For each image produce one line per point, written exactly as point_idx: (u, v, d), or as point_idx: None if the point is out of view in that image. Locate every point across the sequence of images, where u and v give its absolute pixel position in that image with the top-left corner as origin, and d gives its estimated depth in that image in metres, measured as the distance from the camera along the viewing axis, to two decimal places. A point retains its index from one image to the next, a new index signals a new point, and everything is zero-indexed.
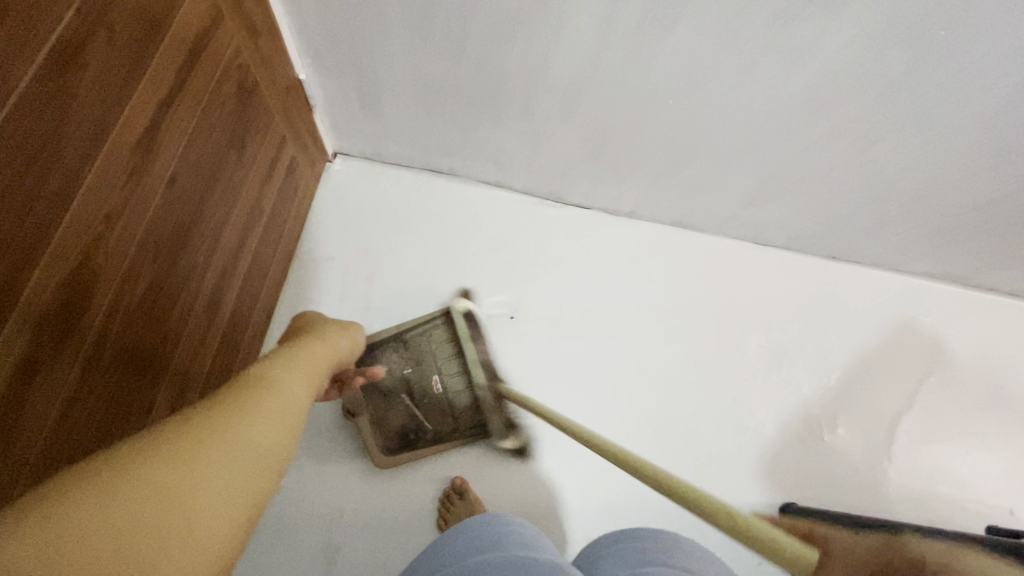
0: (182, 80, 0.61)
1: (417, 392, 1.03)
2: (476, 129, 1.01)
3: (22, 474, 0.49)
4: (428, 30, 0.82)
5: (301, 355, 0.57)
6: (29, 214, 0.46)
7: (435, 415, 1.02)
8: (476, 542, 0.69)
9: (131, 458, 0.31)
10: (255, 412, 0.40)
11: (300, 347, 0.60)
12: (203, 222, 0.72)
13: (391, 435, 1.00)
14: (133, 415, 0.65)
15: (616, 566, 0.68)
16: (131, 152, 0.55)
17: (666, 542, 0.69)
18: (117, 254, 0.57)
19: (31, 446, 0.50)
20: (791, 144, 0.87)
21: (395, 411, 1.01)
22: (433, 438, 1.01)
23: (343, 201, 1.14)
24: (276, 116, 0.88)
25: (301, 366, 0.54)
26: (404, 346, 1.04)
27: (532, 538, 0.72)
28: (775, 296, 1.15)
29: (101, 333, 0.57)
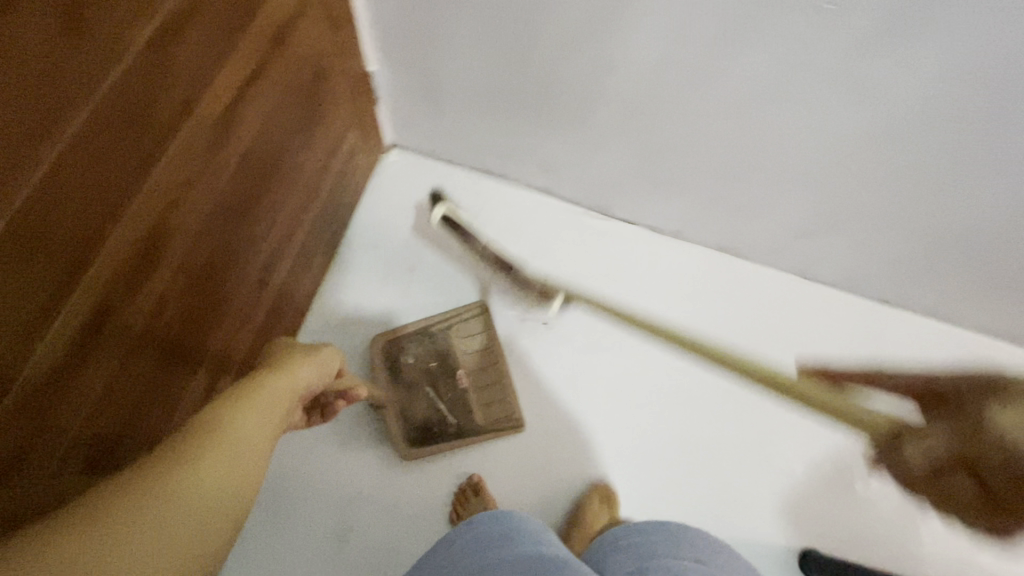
0: (264, 61, 0.65)
1: (441, 386, 1.05)
2: (532, 134, 1.03)
3: (72, 413, 0.55)
4: (499, 32, 0.84)
5: (267, 392, 0.62)
6: (117, 179, 0.50)
7: (459, 410, 1.04)
8: (487, 537, 0.70)
9: (64, 532, 0.38)
10: (192, 475, 0.46)
11: (270, 379, 0.64)
12: (266, 198, 0.76)
13: (415, 426, 1.03)
14: (177, 374, 0.71)
15: (624, 557, 0.70)
16: (212, 127, 0.59)
17: (673, 533, 0.72)
18: (186, 222, 0.61)
19: (84, 391, 0.56)
20: (853, 181, 0.84)
21: (419, 403, 1.04)
22: (456, 433, 1.03)
23: (395, 192, 1.17)
24: (343, 104, 0.91)
25: (264, 406, 0.59)
26: (430, 340, 1.07)
27: (538, 530, 0.73)
28: (820, 336, 1.11)
29: (160, 295, 0.62)
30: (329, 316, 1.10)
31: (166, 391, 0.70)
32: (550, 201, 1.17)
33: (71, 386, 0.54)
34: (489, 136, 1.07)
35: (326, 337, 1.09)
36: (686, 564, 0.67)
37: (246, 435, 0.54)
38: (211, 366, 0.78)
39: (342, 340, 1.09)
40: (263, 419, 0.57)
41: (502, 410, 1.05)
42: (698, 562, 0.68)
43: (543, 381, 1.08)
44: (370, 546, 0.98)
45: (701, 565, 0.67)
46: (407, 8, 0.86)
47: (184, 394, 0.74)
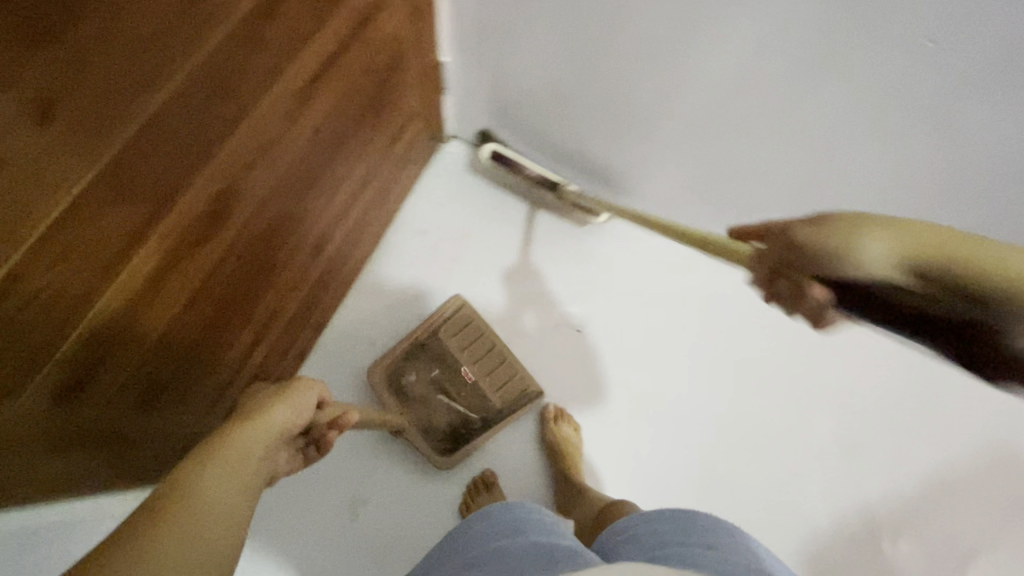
0: (348, 41, 0.67)
1: (451, 390, 1.06)
2: (593, 141, 1.02)
3: (111, 382, 0.55)
4: (577, 35, 0.83)
5: (245, 442, 0.51)
6: (204, 136, 0.51)
7: (476, 404, 1.06)
8: (498, 528, 0.71)
9: None
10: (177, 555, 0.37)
11: (247, 424, 0.53)
12: (330, 173, 0.79)
13: (441, 436, 1.04)
14: (217, 342, 0.72)
15: (632, 549, 0.69)
16: (292, 98, 0.61)
17: (682, 520, 0.69)
18: (254, 189, 0.63)
19: (129, 358, 0.56)
20: None
21: (438, 413, 1.05)
22: (484, 428, 1.05)
23: (448, 182, 1.19)
24: (413, 91, 0.93)
25: (241, 460, 0.48)
26: (425, 354, 1.07)
27: (548, 520, 0.72)
28: (862, 385, 1.07)
29: (217, 262, 0.63)
30: (369, 295, 1.12)
31: (214, 346, 0.72)
32: None
33: (118, 352, 0.54)
34: (548, 139, 1.07)
35: (364, 315, 1.11)
36: (696, 550, 0.65)
37: (224, 494, 0.43)
38: (256, 326, 0.81)
39: (379, 320, 1.11)
40: (243, 477, 0.47)
41: (520, 382, 1.08)
42: (710, 548, 0.65)
43: (574, 388, 1.10)
44: (383, 524, 1.01)
45: (714, 551, 0.64)
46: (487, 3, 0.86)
47: (230, 352, 0.76)
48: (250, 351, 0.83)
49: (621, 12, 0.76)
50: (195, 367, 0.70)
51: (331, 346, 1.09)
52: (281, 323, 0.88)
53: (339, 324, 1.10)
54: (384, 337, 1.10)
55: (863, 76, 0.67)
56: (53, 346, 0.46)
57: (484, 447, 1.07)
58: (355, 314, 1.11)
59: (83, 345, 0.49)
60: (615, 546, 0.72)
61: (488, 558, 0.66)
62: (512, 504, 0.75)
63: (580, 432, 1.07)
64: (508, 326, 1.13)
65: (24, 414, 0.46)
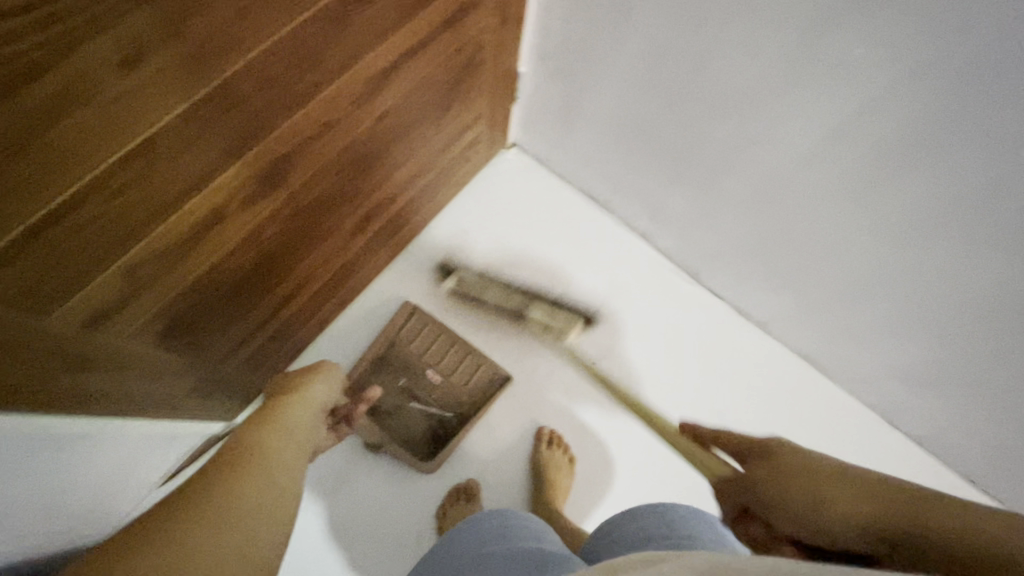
0: (434, 37, 0.68)
1: (419, 393, 1.07)
2: (655, 177, 1.01)
3: (137, 318, 0.57)
4: (658, 71, 0.82)
5: (295, 415, 0.67)
6: (277, 102, 0.53)
7: (448, 402, 1.07)
8: (483, 537, 0.72)
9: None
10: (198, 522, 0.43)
11: (289, 406, 0.68)
12: (389, 158, 0.80)
13: (422, 440, 1.05)
14: (244, 298, 0.74)
15: (619, 547, 0.74)
16: (368, 80, 0.63)
17: (663, 516, 0.75)
18: (314, 159, 0.64)
19: (158, 298, 0.58)
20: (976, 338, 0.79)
21: (413, 419, 1.06)
22: (461, 423, 1.06)
23: (500, 188, 1.20)
24: (486, 95, 0.95)
25: (298, 429, 0.65)
26: (387, 364, 1.07)
27: (537, 526, 0.74)
28: None
29: (263, 221, 0.65)
30: (400, 281, 1.13)
31: (245, 298, 0.74)
32: (643, 247, 1.18)
33: (145, 292, 0.56)
34: (612, 165, 1.07)
35: (389, 299, 1.12)
36: (680, 541, 0.70)
37: (283, 452, 0.59)
38: (288, 288, 0.83)
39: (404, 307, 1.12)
40: (301, 442, 0.63)
41: (486, 371, 1.09)
42: (688, 537, 0.71)
43: (582, 417, 1.10)
44: (367, 505, 1.02)
45: (695, 539, 0.70)
46: (577, 22, 0.87)
47: (259, 306, 0.79)
48: (278, 310, 0.85)
49: (712, 56, 0.74)
50: (223, 314, 0.72)
51: (351, 321, 1.10)
52: (311, 290, 0.90)
53: (363, 302, 1.11)
54: None
55: (955, 162, 0.64)
56: (99, 268, 0.48)
57: (477, 454, 1.07)
58: (381, 296, 1.12)
59: (126, 273, 0.51)
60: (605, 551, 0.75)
61: (473, 566, 0.67)
62: (504, 509, 0.78)
63: (570, 466, 1.05)
64: (526, 341, 1.13)
65: (58, 326, 0.48)
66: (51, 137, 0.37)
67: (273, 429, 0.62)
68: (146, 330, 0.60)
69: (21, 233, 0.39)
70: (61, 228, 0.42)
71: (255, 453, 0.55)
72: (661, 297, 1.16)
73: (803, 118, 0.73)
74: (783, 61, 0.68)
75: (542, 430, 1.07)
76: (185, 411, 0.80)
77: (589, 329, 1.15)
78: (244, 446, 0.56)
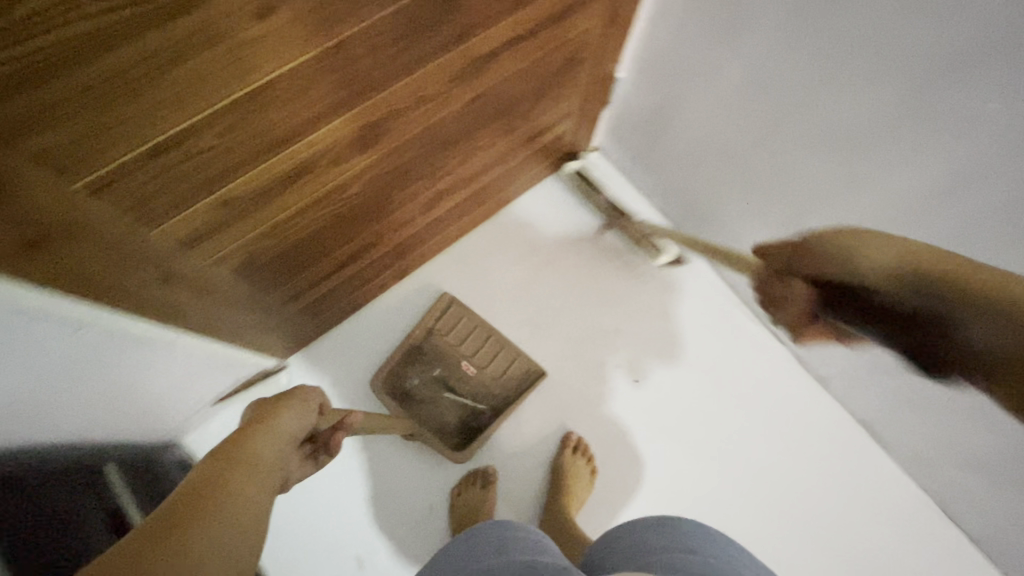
0: (541, 29, 0.70)
1: (454, 384, 1.08)
2: (737, 204, 0.98)
3: (224, 246, 0.62)
4: (769, 91, 0.80)
5: (263, 452, 0.56)
6: (383, 69, 0.55)
7: (481, 395, 1.08)
8: (487, 549, 0.74)
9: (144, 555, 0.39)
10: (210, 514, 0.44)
11: (266, 431, 0.59)
12: (475, 139, 0.83)
13: (454, 431, 1.07)
14: (318, 247, 0.78)
15: (618, 558, 0.74)
16: (470, 62, 0.64)
17: (664, 530, 0.75)
18: (407, 128, 0.67)
19: (245, 232, 0.63)
20: None
21: (446, 409, 1.07)
22: (494, 416, 1.07)
23: (559, 201, 1.19)
24: (579, 93, 0.94)
25: (262, 466, 0.54)
26: (424, 354, 1.09)
27: (535, 536, 0.76)
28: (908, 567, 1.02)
29: (349, 179, 0.69)
30: (461, 262, 1.16)
31: (317, 248, 0.78)
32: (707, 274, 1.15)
33: (235, 224, 0.60)
34: (693, 184, 1.05)
35: (448, 276, 1.15)
36: (678, 554, 0.70)
37: (244, 496, 0.49)
38: (358, 246, 0.87)
39: (460, 286, 1.14)
40: (264, 479, 0.53)
41: (521, 365, 1.09)
42: (693, 551, 0.70)
43: (612, 432, 1.09)
44: (389, 468, 1.05)
45: (697, 555, 0.70)
46: (690, 33, 0.85)
47: (329, 258, 0.83)
48: (343, 266, 0.90)
49: (837, 80, 0.72)
50: (294, 260, 0.77)
51: (407, 291, 1.13)
52: (378, 252, 0.94)
53: (423, 274, 1.15)
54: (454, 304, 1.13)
55: None
56: (199, 194, 0.52)
57: (501, 445, 1.08)
58: (440, 273, 1.15)
59: (220, 203, 0.56)
60: (601, 565, 0.76)
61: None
62: (501, 520, 0.79)
63: (591, 477, 1.03)
64: (571, 346, 1.12)
65: (155, 238, 0.53)
66: (187, 66, 0.41)
67: (229, 472, 0.50)
68: (229, 258, 0.65)
69: (144, 150, 0.44)
70: (176, 150, 0.46)
71: (212, 499, 0.46)
72: (719, 331, 1.13)
73: (928, 161, 0.69)
74: (919, 95, 0.65)
75: (569, 436, 1.06)
76: (245, 341, 0.86)
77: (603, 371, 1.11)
78: (195, 494, 0.46)
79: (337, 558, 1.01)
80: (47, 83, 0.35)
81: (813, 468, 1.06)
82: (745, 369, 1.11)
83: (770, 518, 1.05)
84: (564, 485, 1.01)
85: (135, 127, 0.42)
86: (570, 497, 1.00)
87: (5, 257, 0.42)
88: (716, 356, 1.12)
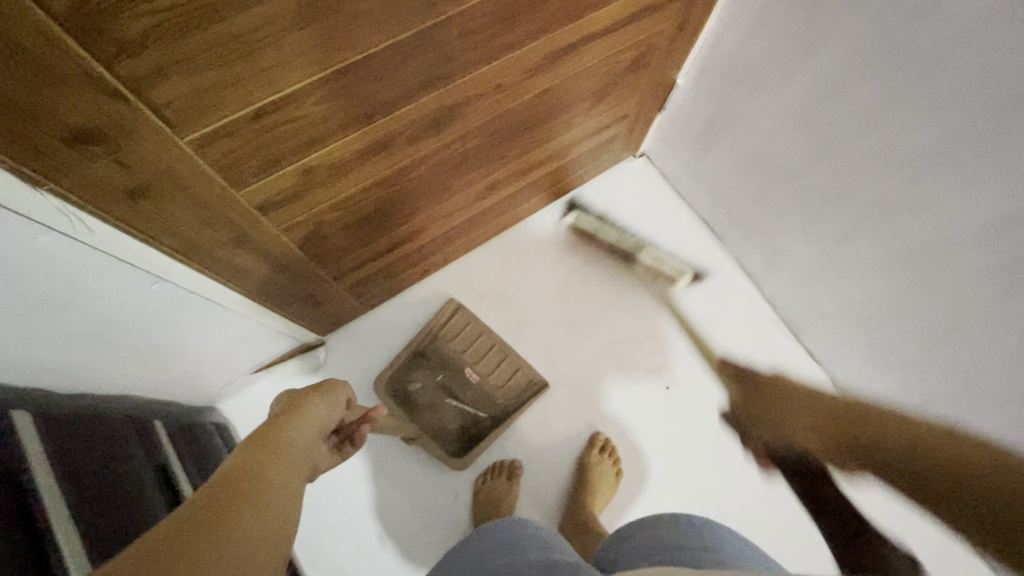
0: (616, 30, 0.71)
1: (456, 391, 1.08)
2: (788, 219, 0.98)
3: (301, 213, 0.64)
4: (822, 110, 0.82)
5: (291, 446, 0.54)
6: (469, 55, 0.57)
7: (483, 403, 1.08)
8: (494, 549, 0.74)
9: (190, 530, 0.38)
10: (247, 502, 0.43)
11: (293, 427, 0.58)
12: (536, 134, 0.84)
13: (454, 437, 1.07)
14: (379, 225, 0.81)
15: (634, 555, 0.74)
16: (547, 55, 0.66)
17: (677, 528, 0.75)
18: (478, 115, 0.69)
19: (319, 201, 0.65)
20: None
21: (448, 415, 1.07)
22: (493, 425, 1.07)
23: (584, 212, 1.19)
24: (638, 96, 0.95)
25: (293, 457, 0.52)
26: (427, 359, 1.09)
27: (550, 537, 0.76)
28: None
29: (419, 160, 0.71)
30: (501, 255, 1.17)
31: (374, 227, 0.80)
32: (746, 286, 1.15)
33: (314, 192, 0.62)
34: (744, 195, 1.06)
35: (487, 267, 1.16)
36: (691, 552, 0.69)
37: (277, 485, 0.47)
38: (409, 230, 0.89)
39: (500, 278, 1.16)
40: (298, 468, 0.52)
41: (525, 375, 1.09)
42: (706, 551, 0.69)
43: (640, 436, 1.09)
44: (415, 452, 1.06)
45: (711, 553, 0.69)
46: (756, 44, 0.87)
47: (384, 237, 0.85)
48: (393, 248, 0.91)
49: (892, 104, 0.72)
50: (352, 236, 0.78)
51: (447, 280, 1.15)
52: (429, 236, 0.96)
53: (464, 264, 1.16)
54: (492, 296, 1.15)
55: None
56: (287, 161, 0.54)
57: (529, 439, 1.08)
58: (481, 264, 1.16)
59: (301, 172, 0.58)
60: (618, 560, 0.76)
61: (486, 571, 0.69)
62: (512, 520, 0.79)
63: (614, 476, 1.03)
64: (605, 346, 1.13)
65: (241, 201, 0.55)
66: (302, 34, 0.43)
67: (260, 461, 0.49)
68: (301, 225, 0.67)
69: (249, 112, 0.46)
70: (279, 115, 0.48)
71: (252, 485, 0.45)
72: (748, 347, 1.12)
73: (972, 199, 0.69)
74: (967, 130, 0.65)
75: (597, 436, 1.07)
76: (294, 314, 0.88)
77: (636, 375, 1.11)
78: (230, 479, 0.45)
79: (361, 534, 1.02)
80: (182, 35, 0.37)
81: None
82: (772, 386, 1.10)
83: (795, 537, 1.04)
84: (589, 482, 1.01)
85: (247, 88, 0.44)
86: (593, 497, 1.00)
87: (108, 199, 0.45)
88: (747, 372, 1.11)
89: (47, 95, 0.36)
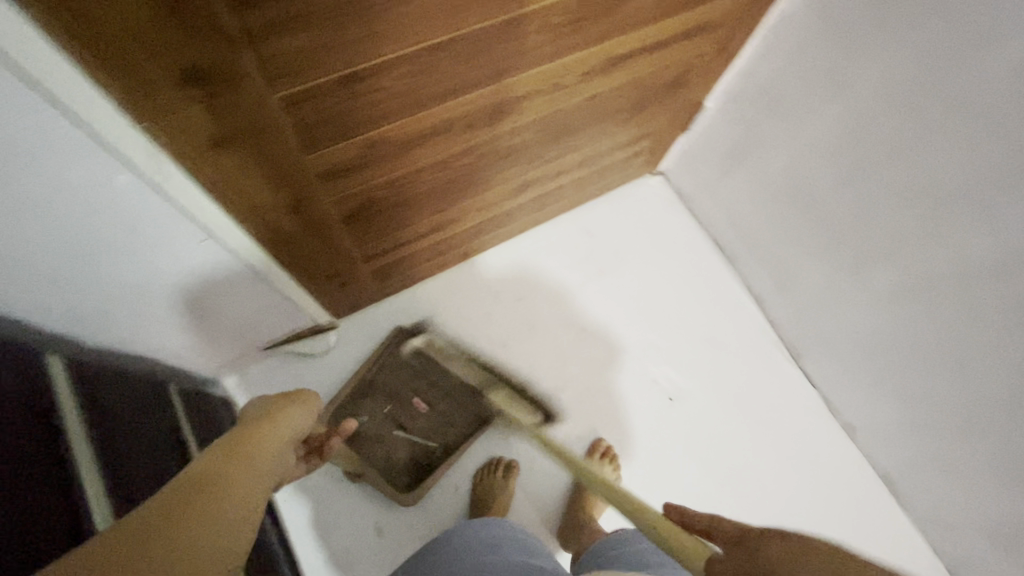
0: (666, 44, 0.74)
1: (405, 422, 1.04)
2: (802, 244, 1.03)
3: (354, 187, 0.66)
4: (846, 143, 0.87)
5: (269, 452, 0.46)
6: (538, 50, 0.60)
7: (434, 432, 1.05)
8: (470, 546, 0.73)
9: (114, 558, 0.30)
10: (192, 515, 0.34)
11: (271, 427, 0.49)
12: (574, 138, 0.87)
13: (405, 470, 1.02)
14: (418, 211, 0.82)
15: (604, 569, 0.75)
16: (604, 60, 0.69)
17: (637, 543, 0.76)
18: (532, 110, 0.72)
19: (374, 176, 0.66)
20: None
21: (397, 447, 1.03)
22: (445, 454, 1.04)
23: (575, 238, 1.22)
24: (670, 114, 1.00)
25: (267, 462, 0.44)
26: (376, 389, 1.05)
27: (522, 536, 0.78)
28: None
29: (470, 148, 0.73)
30: (518, 254, 1.19)
31: (410, 212, 0.81)
32: (751, 306, 1.20)
33: (370, 168, 0.64)
34: (757, 219, 1.11)
35: (503, 266, 1.18)
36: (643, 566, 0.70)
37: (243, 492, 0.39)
38: (440, 219, 0.90)
39: (515, 276, 1.17)
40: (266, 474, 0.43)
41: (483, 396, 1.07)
42: (663, 564, 0.70)
43: (640, 446, 1.10)
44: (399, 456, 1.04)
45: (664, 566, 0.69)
46: (786, 75, 0.92)
47: (418, 223, 0.87)
48: (420, 237, 0.92)
49: (922, 141, 0.76)
50: (390, 219, 0.80)
51: (462, 276, 1.16)
52: (456, 228, 0.98)
53: (481, 261, 1.18)
54: (507, 294, 1.16)
55: None
56: (359, 131, 0.56)
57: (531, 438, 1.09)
58: (497, 263, 1.18)
59: (366, 144, 0.59)
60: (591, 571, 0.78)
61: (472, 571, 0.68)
62: (484, 518, 0.79)
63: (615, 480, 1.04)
64: (612, 353, 1.15)
65: (306, 164, 0.56)
66: (406, 7, 0.45)
67: (235, 466, 0.41)
68: (351, 200, 0.68)
69: (341, 77, 0.48)
70: (363, 85, 0.50)
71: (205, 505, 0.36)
72: (746, 363, 1.16)
73: (982, 236, 0.75)
74: (983, 172, 0.71)
75: (598, 441, 1.08)
76: (317, 292, 0.88)
77: (639, 385, 1.14)
78: (183, 499, 0.36)
79: (354, 523, 1.00)
80: None
81: (831, 515, 1.07)
82: (763, 416, 1.13)
83: None
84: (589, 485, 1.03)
85: (347, 54, 0.46)
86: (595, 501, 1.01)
87: (192, 148, 0.47)
88: (744, 389, 1.15)
89: (171, 33, 0.37)
